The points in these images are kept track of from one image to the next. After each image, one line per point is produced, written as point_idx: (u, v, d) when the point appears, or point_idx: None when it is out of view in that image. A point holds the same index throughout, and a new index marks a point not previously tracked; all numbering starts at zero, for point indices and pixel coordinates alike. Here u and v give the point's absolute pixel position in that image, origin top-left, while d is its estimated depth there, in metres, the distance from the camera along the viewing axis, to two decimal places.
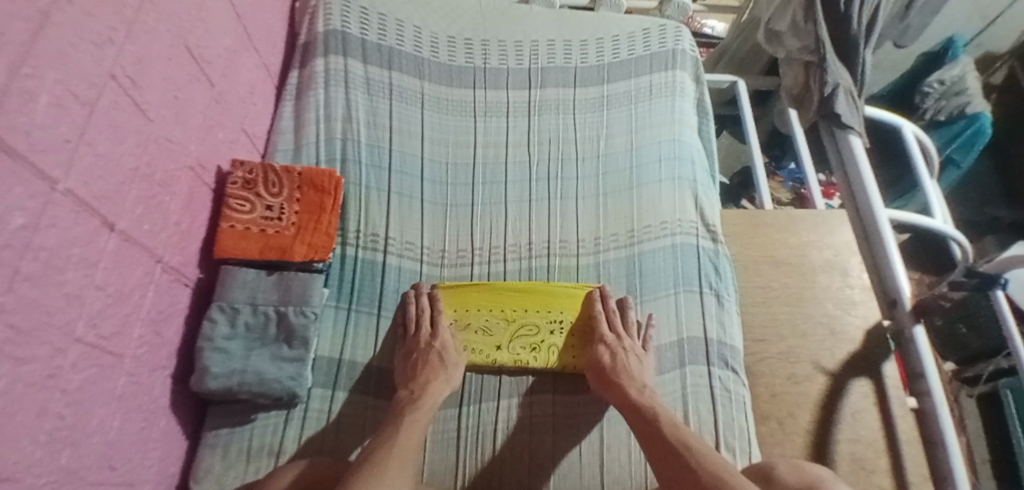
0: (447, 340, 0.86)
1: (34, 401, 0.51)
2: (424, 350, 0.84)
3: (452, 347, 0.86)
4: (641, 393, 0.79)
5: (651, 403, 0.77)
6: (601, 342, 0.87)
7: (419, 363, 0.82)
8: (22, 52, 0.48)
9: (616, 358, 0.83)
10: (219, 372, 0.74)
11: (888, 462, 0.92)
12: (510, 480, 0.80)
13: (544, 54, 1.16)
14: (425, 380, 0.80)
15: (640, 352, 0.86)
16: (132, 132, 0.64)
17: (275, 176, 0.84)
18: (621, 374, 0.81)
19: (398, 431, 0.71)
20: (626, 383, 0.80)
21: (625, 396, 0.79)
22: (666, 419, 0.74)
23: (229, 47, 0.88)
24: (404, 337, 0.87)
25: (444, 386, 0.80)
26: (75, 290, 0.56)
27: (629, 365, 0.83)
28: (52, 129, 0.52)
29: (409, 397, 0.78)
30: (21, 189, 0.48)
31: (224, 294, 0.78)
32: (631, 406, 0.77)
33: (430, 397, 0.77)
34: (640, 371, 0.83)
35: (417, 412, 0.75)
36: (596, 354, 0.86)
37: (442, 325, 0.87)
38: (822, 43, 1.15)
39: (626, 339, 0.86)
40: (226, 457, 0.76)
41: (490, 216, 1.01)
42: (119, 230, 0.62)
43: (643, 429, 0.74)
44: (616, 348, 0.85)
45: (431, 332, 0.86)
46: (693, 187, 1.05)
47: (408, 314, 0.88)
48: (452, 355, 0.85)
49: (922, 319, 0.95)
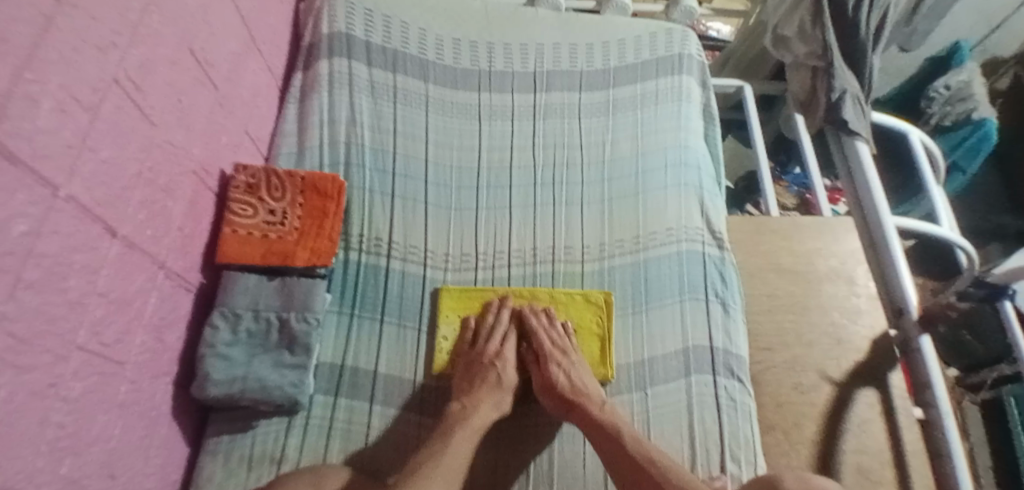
0: (510, 357, 0.86)
1: (35, 410, 0.51)
2: (486, 365, 0.84)
3: (512, 365, 0.86)
4: (602, 409, 0.80)
5: (613, 418, 0.79)
6: (550, 362, 0.86)
7: (478, 377, 0.83)
8: (26, 57, 0.47)
9: (569, 377, 0.84)
10: (220, 379, 0.73)
11: (894, 473, 0.91)
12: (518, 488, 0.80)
13: (550, 57, 1.15)
14: (480, 396, 0.80)
15: (581, 362, 0.87)
16: (136, 138, 0.63)
17: (278, 181, 0.84)
18: (580, 393, 0.82)
19: (449, 446, 0.72)
20: (585, 400, 0.81)
21: (587, 416, 0.79)
22: (629, 435, 0.76)
23: (234, 50, 0.88)
24: (469, 346, 0.88)
25: (493, 409, 0.80)
26: (77, 297, 0.55)
27: (582, 382, 0.83)
28: (55, 134, 0.51)
29: (460, 412, 0.78)
30: (24, 195, 0.47)
31: (226, 300, 0.77)
32: (594, 425, 0.78)
33: (481, 417, 0.78)
34: (593, 386, 0.84)
35: (468, 430, 0.75)
36: (545, 373, 0.86)
37: (508, 343, 0.88)
38: (830, 49, 1.14)
39: (570, 355, 0.87)
40: (227, 465, 0.75)
41: (495, 221, 1.00)
42: (121, 236, 0.61)
43: (608, 448, 0.76)
44: (563, 367, 0.85)
45: (500, 346, 0.87)
46: (698, 194, 1.04)
47: (482, 324, 0.89)
48: (512, 374, 0.85)
49: (929, 329, 0.95)
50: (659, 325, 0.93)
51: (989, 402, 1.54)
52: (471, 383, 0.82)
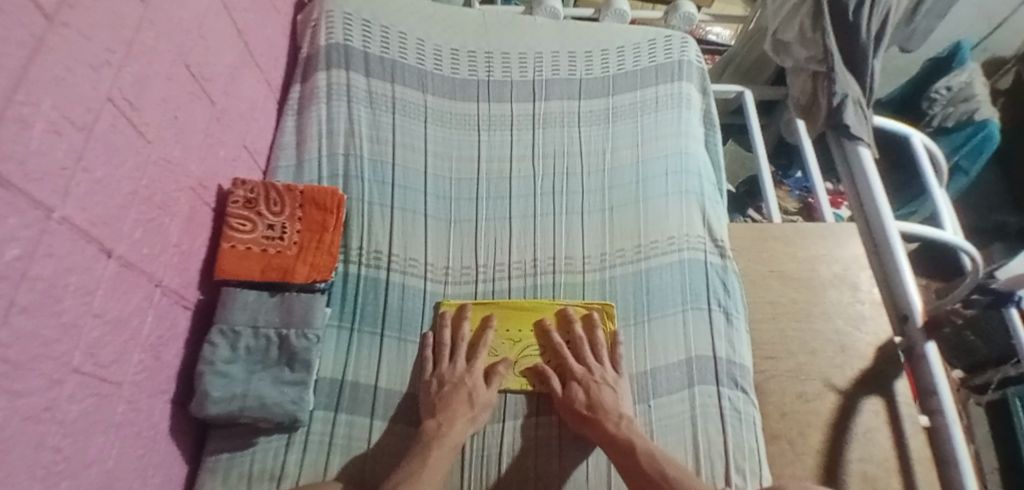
0: (478, 368, 0.85)
1: (30, 435, 0.50)
2: (454, 384, 0.82)
3: (485, 388, 0.83)
4: (620, 425, 0.79)
5: (629, 432, 0.78)
6: (573, 379, 0.85)
7: (448, 396, 0.81)
8: (16, 80, 0.46)
9: (589, 392, 0.83)
10: (219, 397, 0.72)
11: (900, 482, 0.90)
12: None
13: (549, 65, 1.14)
14: (454, 415, 0.79)
15: (613, 379, 0.85)
16: (131, 156, 0.63)
17: (277, 195, 0.83)
18: (599, 409, 0.80)
19: (425, 467, 0.72)
20: (603, 415, 0.80)
21: (607, 432, 0.78)
22: (644, 450, 0.76)
23: (230, 63, 0.87)
24: (435, 365, 0.86)
25: (468, 426, 0.79)
26: (72, 319, 0.55)
27: (603, 396, 0.82)
28: (48, 156, 0.50)
29: (436, 430, 0.77)
30: (16, 219, 0.47)
31: (224, 316, 0.76)
32: (610, 440, 0.78)
33: (455, 436, 0.77)
34: (614, 398, 0.83)
35: (444, 449, 0.75)
36: (569, 389, 0.84)
37: (476, 359, 0.86)
38: (831, 55, 1.14)
39: (598, 369, 0.86)
40: (226, 483, 0.75)
41: (495, 231, 1.00)
42: (117, 256, 0.61)
43: (624, 464, 0.76)
44: (586, 380, 0.84)
45: (470, 367, 0.85)
46: (700, 202, 1.03)
47: (443, 341, 0.87)
48: (485, 394, 0.83)
49: (934, 336, 0.95)
50: (662, 335, 0.92)
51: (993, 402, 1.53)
52: (439, 404, 0.80)
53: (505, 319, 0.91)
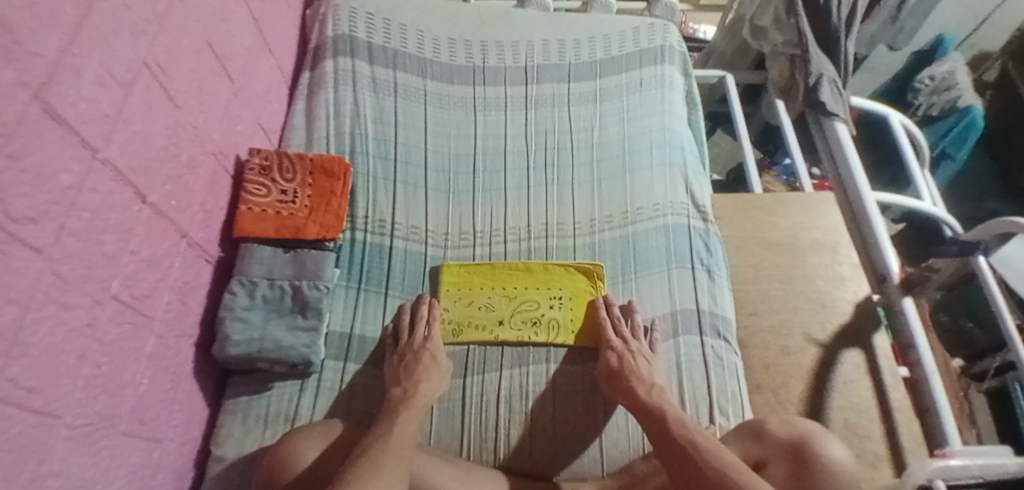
0: (437, 340, 0.87)
1: (75, 345, 0.57)
2: (415, 351, 0.85)
3: (441, 349, 0.87)
4: (650, 392, 0.79)
5: (660, 401, 0.77)
6: (608, 349, 0.87)
7: (411, 363, 0.83)
8: (70, 34, 0.55)
9: (623, 360, 0.84)
10: (240, 339, 0.80)
11: (881, 428, 0.94)
12: (541, 461, 0.83)
13: (539, 52, 1.23)
14: (418, 377, 0.81)
15: (648, 354, 0.87)
16: (163, 116, 0.71)
17: (289, 163, 0.92)
18: (630, 378, 0.81)
19: (393, 429, 0.71)
20: (635, 382, 0.81)
21: (636, 399, 0.78)
22: (674, 417, 0.74)
23: (247, 47, 0.96)
24: (395, 345, 0.88)
25: (436, 389, 0.81)
26: (112, 251, 0.62)
27: (637, 366, 0.83)
28: (94, 103, 0.58)
29: (403, 395, 0.78)
30: (68, 153, 0.55)
31: (244, 269, 0.85)
32: (642, 408, 0.77)
33: (421, 396, 0.78)
34: (649, 369, 0.84)
35: (410, 409, 0.75)
36: (604, 358, 0.87)
37: (433, 331, 0.88)
38: (805, 37, 1.21)
39: (633, 342, 0.87)
40: (245, 422, 0.81)
41: (491, 201, 1.07)
42: (151, 203, 0.69)
43: (654, 430, 0.74)
44: (623, 351, 0.86)
45: (429, 330, 0.88)
46: (683, 172, 1.11)
47: (400, 323, 0.90)
48: (441, 352, 0.86)
49: (911, 291, 0.98)
50: (649, 292, 0.98)
51: (994, 390, 1.48)
52: (416, 364, 0.83)
53: (472, 280, 0.97)
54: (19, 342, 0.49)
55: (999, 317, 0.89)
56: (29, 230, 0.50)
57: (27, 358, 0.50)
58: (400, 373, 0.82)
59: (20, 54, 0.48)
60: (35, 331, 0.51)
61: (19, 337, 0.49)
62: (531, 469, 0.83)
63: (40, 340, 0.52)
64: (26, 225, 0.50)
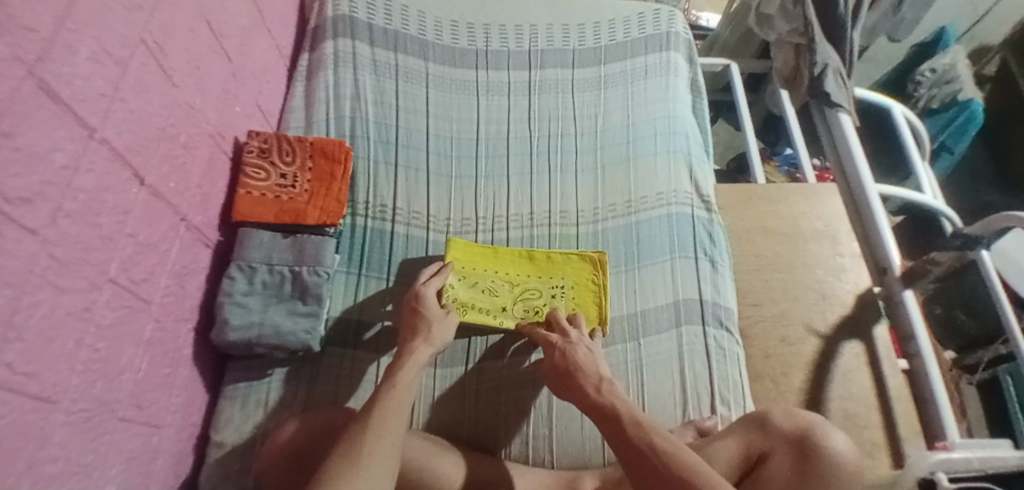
0: (428, 294, 0.84)
1: (72, 330, 0.55)
2: (410, 307, 0.83)
3: (433, 298, 0.84)
4: (599, 390, 0.71)
5: (611, 398, 0.69)
6: (548, 346, 0.81)
7: (407, 323, 0.81)
8: (65, 9, 0.53)
9: (566, 355, 0.78)
10: (239, 324, 0.79)
11: (879, 418, 0.94)
12: (543, 446, 0.84)
13: (543, 36, 1.21)
14: (411, 341, 0.77)
15: (588, 342, 0.81)
16: (160, 96, 0.69)
17: (289, 146, 0.91)
18: (576, 373, 0.75)
19: (380, 400, 0.67)
20: (583, 379, 0.74)
21: (586, 397, 0.71)
22: (628, 415, 0.65)
23: (244, 25, 0.94)
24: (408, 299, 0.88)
25: (429, 346, 0.77)
26: (109, 233, 0.60)
27: (579, 356, 0.77)
28: (90, 81, 0.56)
29: (397, 360, 0.75)
30: (63, 132, 0.53)
31: (242, 254, 0.84)
32: (593, 408, 0.69)
33: (414, 365, 0.73)
34: (593, 358, 0.78)
35: (403, 374, 0.71)
36: (546, 353, 0.80)
37: (427, 282, 0.86)
38: (811, 25, 1.19)
39: (572, 333, 0.82)
40: (244, 408, 0.81)
41: (494, 187, 1.06)
42: (148, 184, 0.67)
43: (608, 432, 0.65)
44: (562, 345, 0.80)
45: (421, 282, 0.86)
46: (687, 160, 1.10)
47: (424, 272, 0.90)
48: (433, 302, 0.84)
49: (912, 284, 0.97)
50: (652, 281, 0.97)
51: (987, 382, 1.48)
52: (411, 331, 0.79)
53: (474, 261, 0.95)
54: (15, 325, 0.48)
55: (1004, 313, 0.88)
56: (24, 211, 0.48)
57: (23, 342, 0.49)
58: (404, 332, 0.80)
59: (14, 28, 0.46)
60: (31, 314, 0.50)
61: (14, 320, 0.48)
62: (532, 455, 0.84)
63: (36, 323, 0.51)
64: (21, 206, 0.48)
